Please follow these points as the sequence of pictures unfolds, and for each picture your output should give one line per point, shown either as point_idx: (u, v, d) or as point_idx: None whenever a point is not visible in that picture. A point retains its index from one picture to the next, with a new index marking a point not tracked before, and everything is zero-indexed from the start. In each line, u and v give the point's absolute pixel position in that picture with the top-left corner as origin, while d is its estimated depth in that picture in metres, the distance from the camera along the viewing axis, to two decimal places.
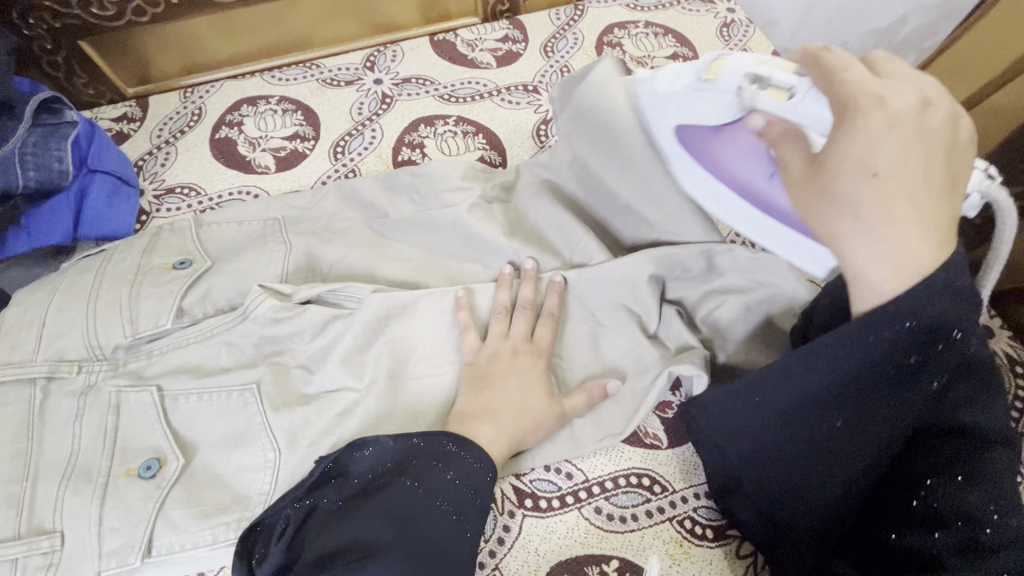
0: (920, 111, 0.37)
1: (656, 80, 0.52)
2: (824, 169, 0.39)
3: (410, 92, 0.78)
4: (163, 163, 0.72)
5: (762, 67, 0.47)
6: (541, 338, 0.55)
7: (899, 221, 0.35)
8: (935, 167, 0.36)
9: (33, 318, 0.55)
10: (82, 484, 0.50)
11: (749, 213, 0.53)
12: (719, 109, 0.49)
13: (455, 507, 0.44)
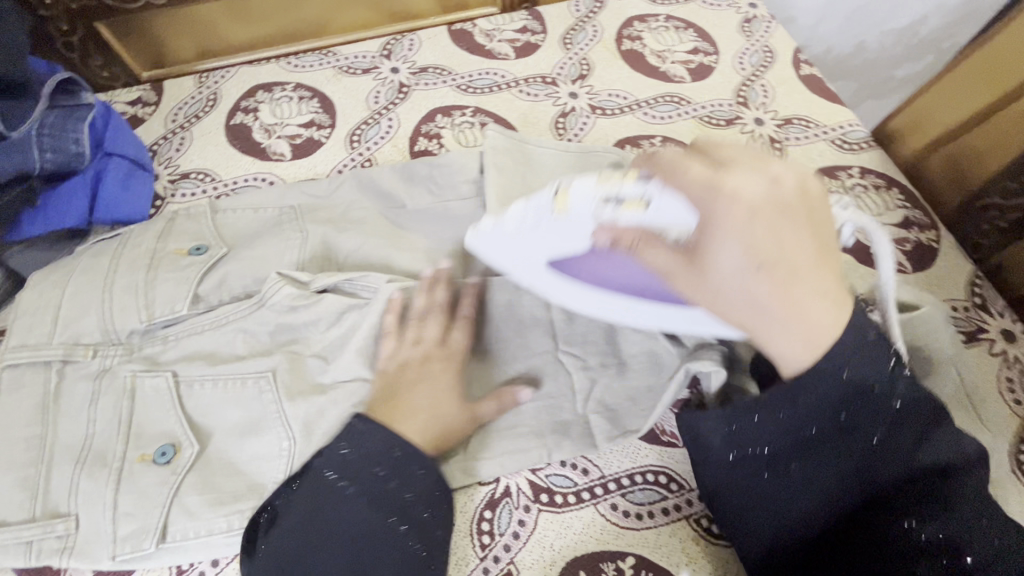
0: (772, 190, 0.37)
1: (499, 223, 0.44)
2: (709, 274, 0.39)
3: (428, 81, 0.77)
4: (177, 148, 0.72)
5: (606, 186, 0.40)
6: (455, 340, 0.53)
7: (791, 305, 0.38)
8: (806, 241, 0.38)
9: (49, 301, 0.55)
10: (97, 469, 0.50)
11: (648, 309, 0.49)
12: (582, 237, 0.43)
13: (401, 511, 0.44)
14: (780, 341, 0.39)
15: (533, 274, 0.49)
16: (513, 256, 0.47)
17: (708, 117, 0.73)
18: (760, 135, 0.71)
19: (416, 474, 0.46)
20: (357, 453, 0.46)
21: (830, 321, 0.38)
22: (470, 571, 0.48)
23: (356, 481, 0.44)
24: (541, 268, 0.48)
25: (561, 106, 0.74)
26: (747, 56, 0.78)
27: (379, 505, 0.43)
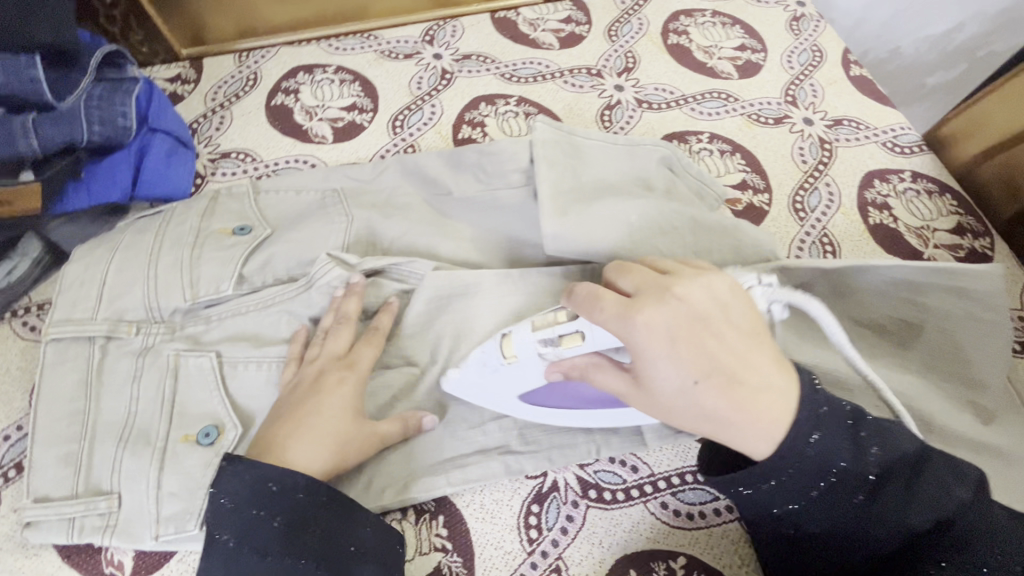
0: (679, 309, 0.39)
1: (464, 370, 0.49)
2: (653, 392, 0.40)
3: (471, 69, 0.76)
4: (217, 127, 0.71)
5: (542, 331, 0.46)
6: (359, 359, 0.51)
7: (744, 405, 0.37)
8: (726, 346, 0.39)
9: (94, 276, 0.54)
10: (140, 448, 0.49)
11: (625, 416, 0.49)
12: (539, 375, 0.48)
13: (290, 553, 0.41)
14: (747, 443, 0.37)
15: (512, 407, 0.50)
16: (484, 396, 0.50)
17: (756, 115, 0.72)
18: (809, 135, 0.70)
19: (302, 505, 0.42)
20: (229, 500, 0.42)
21: (785, 412, 0.37)
22: (518, 566, 0.47)
23: (231, 529, 0.41)
24: (517, 404, 0.50)
25: (606, 98, 0.73)
26: (796, 55, 0.77)
27: (268, 550, 0.41)
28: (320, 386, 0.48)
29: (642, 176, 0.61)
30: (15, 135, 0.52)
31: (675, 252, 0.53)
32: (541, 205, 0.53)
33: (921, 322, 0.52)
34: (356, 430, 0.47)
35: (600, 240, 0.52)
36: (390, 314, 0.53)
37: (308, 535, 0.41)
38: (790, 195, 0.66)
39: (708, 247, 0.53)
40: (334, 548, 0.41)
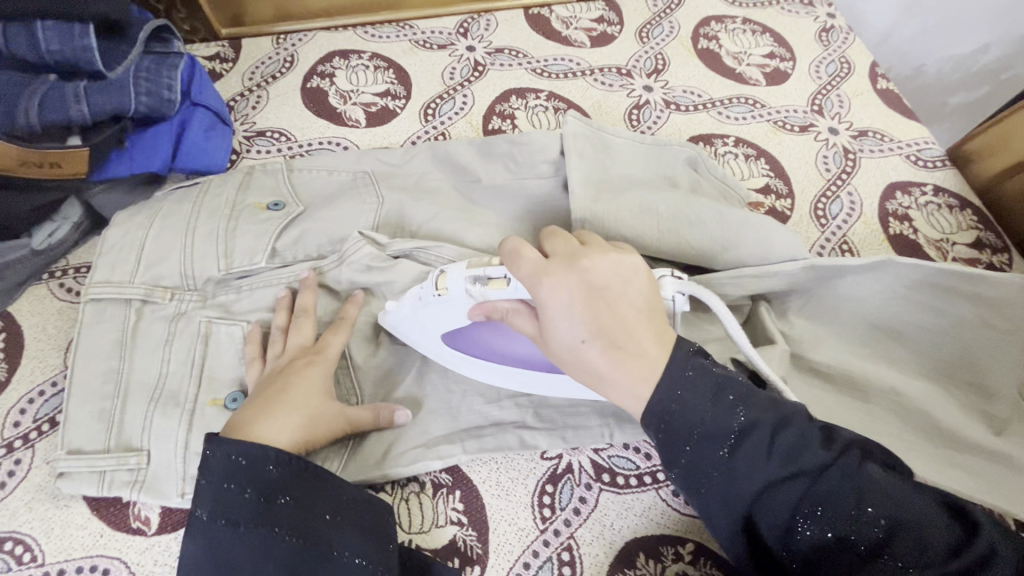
0: (585, 275, 0.42)
1: (402, 305, 0.51)
2: (551, 343, 0.43)
3: (503, 62, 0.77)
4: (254, 106, 0.72)
5: (474, 269, 0.47)
6: (328, 344, 0.51)
7: (621, 364, 0.40)
8: (621, 313, 0.41)
9: (134, 241, 0.56)
10: (170, 408, 0.50)
11: (540, 381, 0.50)
12: (464, 315, 0.49)
13: (263, 522, 0.41)
14: (617, 393, 0.40)
15: (434, 349, 0.52)
16: (415, 332, 0.52)
17: (782, 122, 0.73)
18: (834, 144, 0.71)
19: (276, 477, 0.43)
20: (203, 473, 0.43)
21: (654, 377, 0.39)
22: (530, 541, 0.49)
23: (205, 504, 0.42)
24: (440, 345, 0.52)
25: (634, 97, 0.75)
26: (824, 65, 0.78)
27: (241, 520, 0.41)
28: (288, 372, 0.49)
29: (668, 174, 0.62)
30: (68, 101, 0.54)
31: (698, 243, 0.53)
32: (573, 190, 0.55)
33: (895, 332, 0.54)
34: (323, 409, 0.48)
35: (629, 227, 0.53)
36: (358, 305, 0.54)
37: (284, 506, 0.42)
38: (812, 201, 0.67)
39: (734, 242, 0.53)
40: (309, 518, 0.42)
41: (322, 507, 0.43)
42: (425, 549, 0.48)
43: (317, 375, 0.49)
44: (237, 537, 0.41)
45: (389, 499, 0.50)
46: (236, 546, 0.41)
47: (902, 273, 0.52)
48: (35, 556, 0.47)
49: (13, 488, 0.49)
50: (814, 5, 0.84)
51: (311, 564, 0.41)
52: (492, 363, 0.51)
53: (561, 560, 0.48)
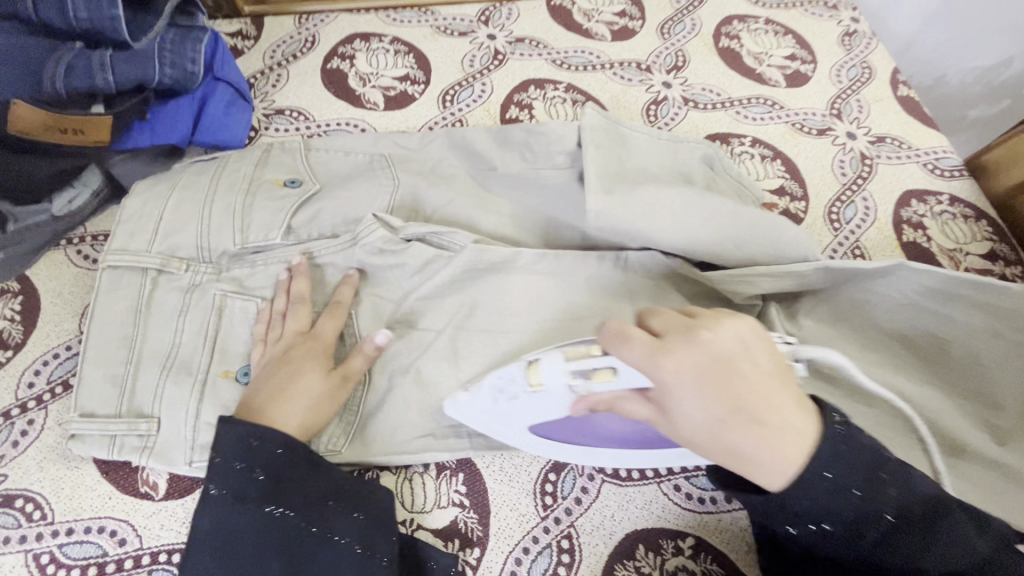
0: (710, 352, 0.37)
1: (475, 397, 0.47)
2: (682, 432, 0.39)
3: (523, 52, 0.77)
4: (274, 84, 0.73)
5: (575, 362, 0.41)
6: (322, 328, 0.53)
7: (768, 445, 0.37)
8: (752, 390, 0.37)
9: (152, 212, 0.57)
10: (182, 377, 0.51)
11: (636, 456, 0.49)
12: (561, 406, 0.45)
13: (270, 504, 0.43)
14: (763, 473, 0.38)
15: (518, 434, 0.49)
16: (489, 418, 0.48)
17: (800, 124, 0.73)
18: (851, 149, 0.71)
19: (284, 459, 0.45)
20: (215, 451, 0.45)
21: (801, 451, 0.37)
22: (530, 528, 0.49)
23: (216, 480, 0.44)
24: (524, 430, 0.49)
25: (653, 93, 0.74)
26: (845, 69, 0.78)
27: (247, 498, 0.43)
28: (286, 356, 0.51)
29: (683, 170, 0.63)
30: (94, 71, 0.54)
31: (713, 237, 0.54)
32: (588, 183, 0.54)
33: (912, 338, 0.54)
34: (322, 386, 0.49)
35: (642, 220, 0.53)
36: (352, 288, 0.55)
37: (290, 487, 0.44)
38: (826, 205, 0.67)
39: (745, 239, 0.54)
40: (314, 501, 0.44)
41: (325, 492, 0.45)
42: (426, 528, 0.49)
43: (314, 359, 0.51)
44: (243, 513, 0.43)
45: (394, 477, 0.51)
46: (242, 522, 0.43)
47: (915, 279, 0.52)
48: (44, 515, 0.47)
49: (25, 448, 0.50)
50: (838, 8, 0.84)
51: (310, 547, 0.43)
52: (585, 441, 0.49)
53: (560, 548, 0.49)
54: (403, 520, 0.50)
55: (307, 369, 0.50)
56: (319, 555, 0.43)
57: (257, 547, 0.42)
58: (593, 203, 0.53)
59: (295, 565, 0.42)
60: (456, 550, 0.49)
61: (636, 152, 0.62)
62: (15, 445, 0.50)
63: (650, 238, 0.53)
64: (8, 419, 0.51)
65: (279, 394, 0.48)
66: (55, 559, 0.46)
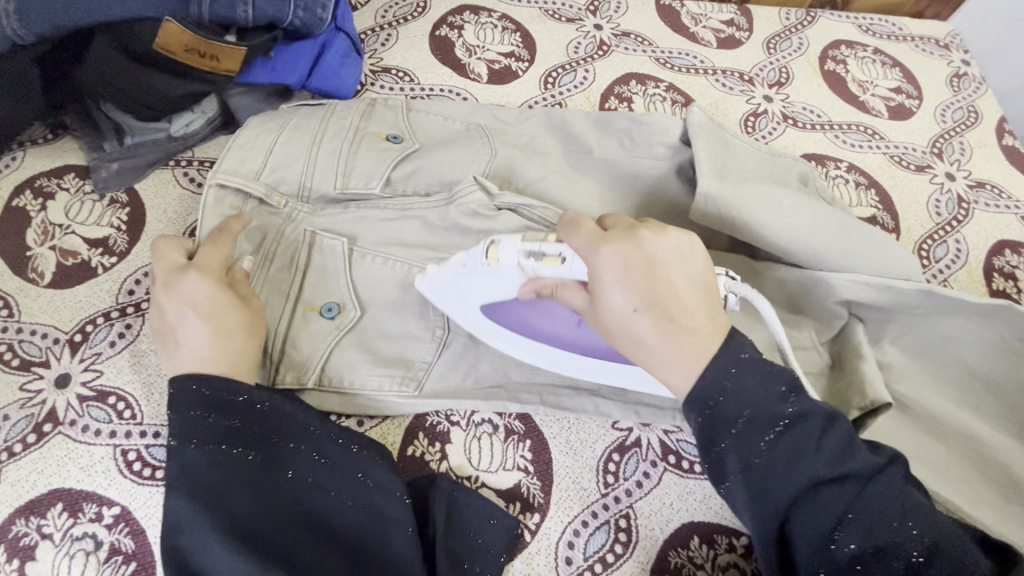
0: (646, 251, 0.42)
1: (444, 272, 0.51)
2: (603, 318, 0.43)
3: (628, 46, 0.77)
4: (383, 43, 0.74)
5: (529, 243, 0.46)
6: (204, 257, 0.51)
7: (671, 339, 0.40)
8: (670, 289, 0.41)
9: (263, 144, 0.59)
10: (274, 295, 0.55)
11: (574, 362, 0.52)
12: (510, 288, 0.49)
13: (229, 443, 0.44)
14: (665, 369, 0.41)
15: (470, 318, 0.53)
16: (454, 300, 0.52)
17: (899, 157, 0.72)
18: (949, 190, 0.70)
19: (244, 406, 0.46)
20: (172, 409, 0.46)
21: (702, 352, 0.40)
22: (590, 503, 0.51)
23: (175, 431, 0.44)
24: (478, 316, 0.53)
25: (753, 105, 0.74)
26: (951, 110, 0.76)
27: (207, 442, 0.44)
28: (172, 287, 0.50)
29: (780, 179, 0.63)
30: (236, 2, 0.56)
31: (818, 241, 0.55)
32: (700, 167, 0.57)
33: (1001, 382, 0.54)
34: (223, 299, 0.50)
35: (748, 218, 0.55)
36: (243, 222, 0.54)
37: (250, 429, 0.45)
38: (917, 241, 0.66)
39: (852, 249, 0.56)
40: (272, 442, 0.45)
41: (277, 430, 0.46)
42: (490, 487, 0.51)
43: (211, 284, 0.50)
44: (205, 459, 0.43)
45: (463, 433, 0.53)
46: (203, 468, 0.43)
47: (1015, 324, 0.53)
48: (134, 415, 0.49)
49: (120, 348, 0.52)
50: (949, 49, 0.83)
51: (285, 484, 0.44)
52: (530, 342, 0.53)
53: (618, 526, 0.50)
54: (468, 476, 0.52)
55: (216, 302, 0.50)
56: (285, 493, 0.44)
57: (227, 486, 0.42)
58: (705, 184, 0.55)
59: (265, 499, 0.43)
60: (517, 512, 0.50)
61: (736, 156, 0.62)
62: (111, 344, 0.52)
63: (747, 232, 0.55)
64: (108, 319, 0.53)
65: (207, 320, 0.49)
66: (141, 458, 0.48)
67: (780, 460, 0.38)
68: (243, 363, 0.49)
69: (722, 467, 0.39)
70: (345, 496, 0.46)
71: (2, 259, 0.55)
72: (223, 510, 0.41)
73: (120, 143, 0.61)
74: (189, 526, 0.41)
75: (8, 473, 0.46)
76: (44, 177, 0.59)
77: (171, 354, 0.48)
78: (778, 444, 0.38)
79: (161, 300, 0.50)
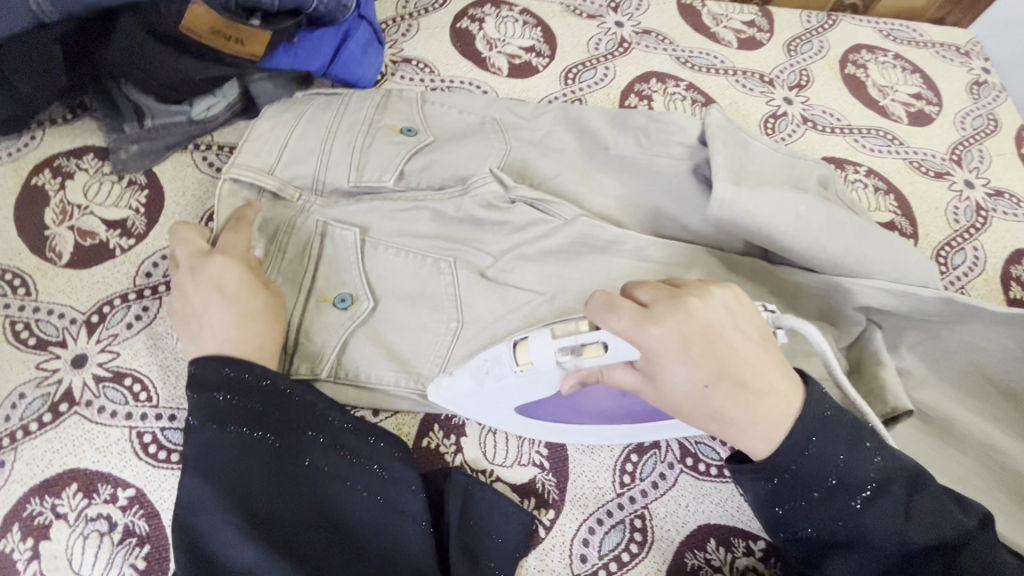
0: (697, 320, 0.41)
1: (457, 380, 0.49)
2: (669, 398, 0.42)
3: (649, 44, 0.77)
4: (404, 33, 0.74)
5: (563, 339, 0.45)
6: (230, 243, 0.52)
7: (746, 407, 0.40)
8: (731, 356, 0.41)
9: (279, 136, 0.58)
10: (287, 285, 0.55)
11: (623, 430, 0.51)
12: (551, 384, 0.47)
13: (250, 425, 0.44)
14: (748, 439, 0.40)
15: (503, 416, 0.51)
16: (479, 405, 0.50)
17: (918, 164, 0.72)
18: (967, 198, 0.70)
19: (265, 389, 0.46)
20: (190, 389, 0.45)
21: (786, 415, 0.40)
22: (605, 502, 0.51)
23: (196, 410, 0.44)
24: (512, 414, 0.51)
25: (773, 107, 0.74)
26: (970, 117, 0.76)
27: (229, 422, 0.43)
28: (197, 271, 0.50)
29: (798, 181, 0.63)
30: None
31: (832, 247, 0.55)
32: (717, 172, 0.56)
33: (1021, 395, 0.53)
34: (246, 286, 0.50)
35: (766, 221, 0.55)
36: (258, 210, 0.55)
37: (269, 413, 0.45)
38: (935, 248, 0.66)
39: (868, 255, 0.55)
40: (292, 430, 0.45)
41: (297, 417, 0.46)
42: (505, 482, 0.51)
43: (236, 268, 0.50)
44: (227, 439, 0.43)
45: (479, 428, 0.53)
46: (222, 448, 0.42)
47: None
48: (150, 397, 0.49)
49: (138, 330, 0.52)
50: (969, 56, 0.82)
51: (303, 470, 0.44)
52: (572, 421, 0.51)
53: (633, 526, 0.50)
54: (482, 470, 0.52)
55: (240, 285, 0.50)
56: (302, 479, 0.43)
57: (247, 468, 0.42)
58: (723, 188, 0.55)
59: (281, 486, 0.42)
60: (532, 507, 0.50)
61: (755, 158, 0.62)
62: (128, 326, 0.52)
63: (764, 236, 0.55)
64: (125, 301, 0.53)
65: (230, 306, 0.48)
66: (157, 441, 0.47)
67: (863, 521, 0.39)
68: (266, 346, 0.49)
69: (802, 526, 0.41)
70: (360, 488, 0.45)
71: (20, 238, 0.55)
72: (239, 492, 0.41)
73: (139, 125, 0.60)
74: (203, 507, 0.41)
75: (24, 451, 0.46)
76: (63, 157, 0.59)
77: (191, 335, 0.48)
78: (860, 507, 0.39)
79: (187, 285, 0.50)
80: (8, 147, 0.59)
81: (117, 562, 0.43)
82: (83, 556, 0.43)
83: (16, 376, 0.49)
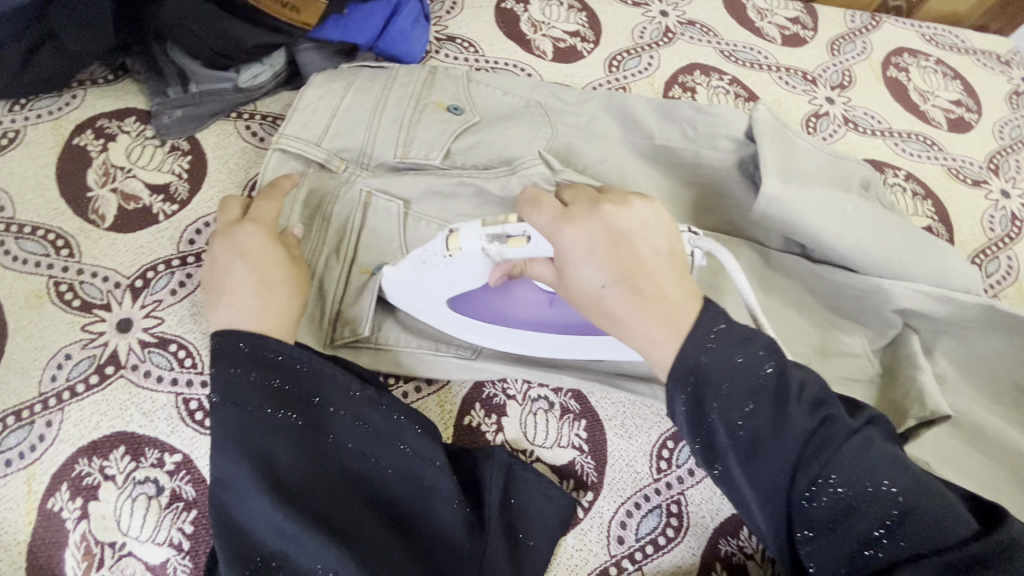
0: (610, 221, 0.40)
1: (400, 269, 0.49)
2: (573, 297, 0.41)
3: (693, 36, 0.76)
4: (448, 10, 0.73)
5: (491, 226, 0.44)
6: (258, 210, 0.51)
7: (643, 310, 0.38)
8: (636, 261, 0.39)
9: (327, 107, 0.58)
10: (330, 259, 0.54)
11: (547, 341, 0.52)
12: (478, 276, 0.47)
13: (274, 403, 0.42)
14: (638, 341, 0.39)
15: (439, 313, 0.52)
16: (418, 296, 0.51)
17: (956, 170, 0.72)
18: (1003, 208, 0.70)
19: (283, 364, 0.44)
20: (213, 363, 0.44)
21: (679, 325, 0.38)
22: (642, 486, 0.52)
23: (214, 385, 0.43)
24: (446, 309, 0.51)
25: (815, 105, 0.74)
26: (1008, 127, 0.76)
27: (252, 401, 0.42)
28: (227, 236, 0.50)
29: (841, 181, 0.63)
30: None
31: (877, 249, 0.55)
32: (766, 168, 0.56)
33: None
34: (268, 252, 0.49)
35: (813, 220, 0.55)
36: (294, 181, 0.53)
37: (291, 390, 0.43)
38: (971, 254, 0.67)
39: (912, 260, 0.56)
40: (315, 406, 0.44)
41: (319, 392, 0.44)
42: (544, 462, 0.52)
43: (263, 236, 0.49)
44: (251, 417, 0.41)
45: (519, 408, 0.54)
46: (252, 423, 0.41)
47: None
48: (195, 364, 0.49)
49: (182, 297, 0.51)
50: (1009, 65, 0.82)
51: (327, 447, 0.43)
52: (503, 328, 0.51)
53: (669, 512, 0.51)
54: (523, 450, 0.52)
55: (265, 252, 0.49)
56: (329, 457, 0.43)
57: (280, 445, 0.41)
58: (770, 184, 0.55)
59: (310, 463, 0.42)
60: (571, 489, 0.51)
61: (801, 154, 0.62)
62: (173, 293, 0.51)
63: (809, 236, 0.55)
64: (169, 267, 0.53)
65: (254, 272, 0.47)
66: (203, 408, 0.47)
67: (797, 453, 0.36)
68: (287, 318, 0.47)
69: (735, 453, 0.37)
70: (386, 464, 0.45)
71: (62, 198, 0.54)
72: (263, 469, 0.40)
73: (183, 89, 0.59)
74: (242, 480, 0.40)
75: (71, 413, 0.46)
76: (105, 119, 0.58)
77: (215, 301, 0.47)
78: (784, 442, 0.36)
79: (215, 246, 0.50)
80: (48, 104, 0.58)
81: (165, 526, 0.44)
82: (131, 518, 0.43)
83: (61, 337, 0.49)
